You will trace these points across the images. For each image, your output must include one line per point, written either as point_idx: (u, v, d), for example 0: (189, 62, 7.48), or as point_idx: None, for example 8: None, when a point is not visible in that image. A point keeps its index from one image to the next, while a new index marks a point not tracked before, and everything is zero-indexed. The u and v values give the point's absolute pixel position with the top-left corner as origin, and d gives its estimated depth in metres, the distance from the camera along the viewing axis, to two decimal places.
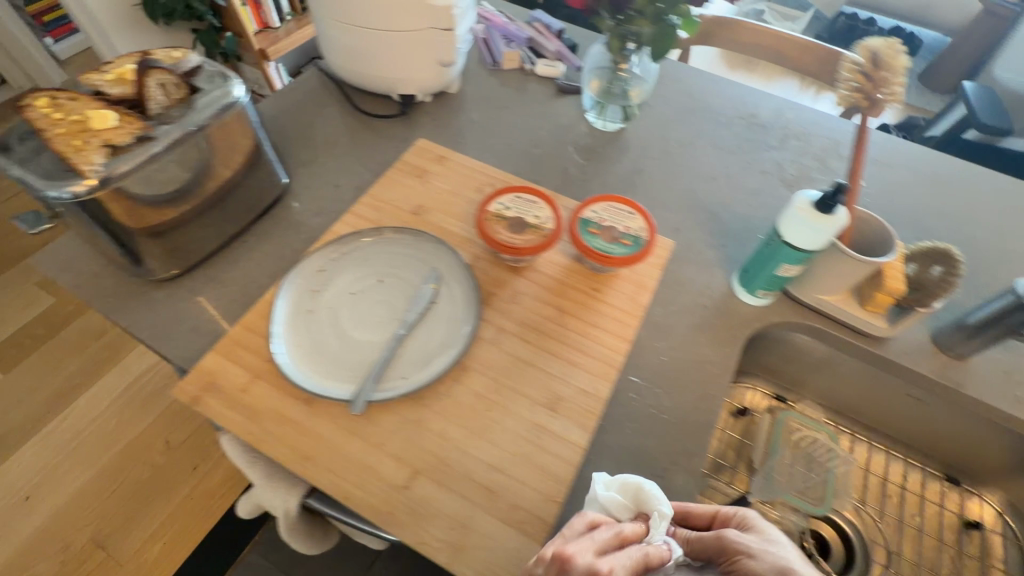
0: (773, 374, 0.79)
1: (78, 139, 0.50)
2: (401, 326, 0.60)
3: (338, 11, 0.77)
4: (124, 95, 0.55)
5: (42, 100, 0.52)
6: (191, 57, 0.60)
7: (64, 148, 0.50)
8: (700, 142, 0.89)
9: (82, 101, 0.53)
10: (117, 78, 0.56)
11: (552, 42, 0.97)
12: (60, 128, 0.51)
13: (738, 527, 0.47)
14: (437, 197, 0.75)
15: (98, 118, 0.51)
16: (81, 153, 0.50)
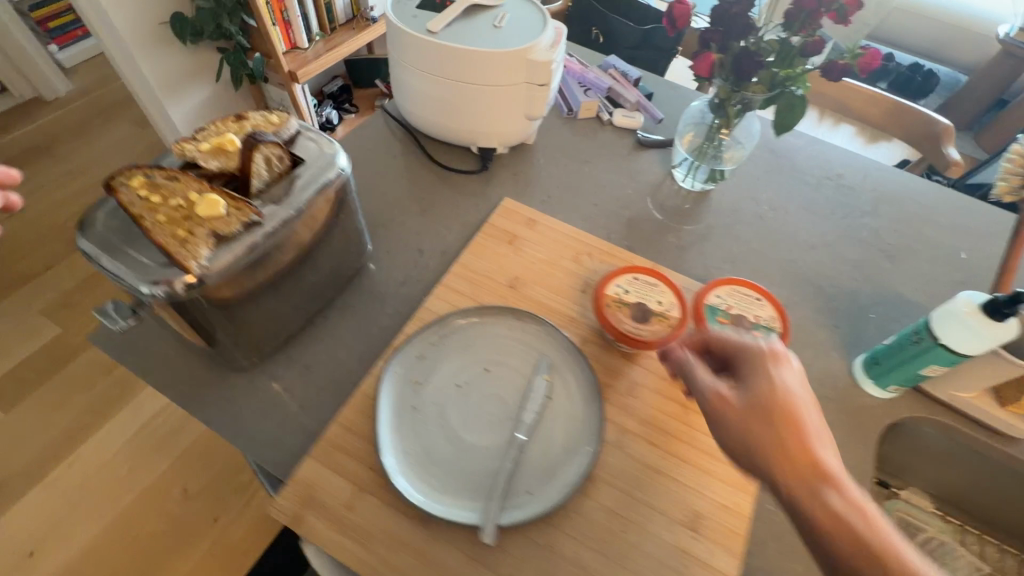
0: (880, 462, 0.74)
1: (181, 228, 0.44)
2: (520, 431, 0.54)
3: (428, 61, 0.71)
4: (225, 170, 0.49)
5: (138, 179, 0.45)
6: (290, 122, 0.54)
7: (166, 238, 0.43)
8: (792, 205, 0.84)
9: (183, 181, 0.46)
10: (215, 148, 0.49)
11: (632, 93, 0.92)
12: (161, 213, 0.44)
13: (762, 368, 0.46)
14: (533, 267, 0.69)
15: (206, 204, 0.45)
16: (186, 245, 0.43)
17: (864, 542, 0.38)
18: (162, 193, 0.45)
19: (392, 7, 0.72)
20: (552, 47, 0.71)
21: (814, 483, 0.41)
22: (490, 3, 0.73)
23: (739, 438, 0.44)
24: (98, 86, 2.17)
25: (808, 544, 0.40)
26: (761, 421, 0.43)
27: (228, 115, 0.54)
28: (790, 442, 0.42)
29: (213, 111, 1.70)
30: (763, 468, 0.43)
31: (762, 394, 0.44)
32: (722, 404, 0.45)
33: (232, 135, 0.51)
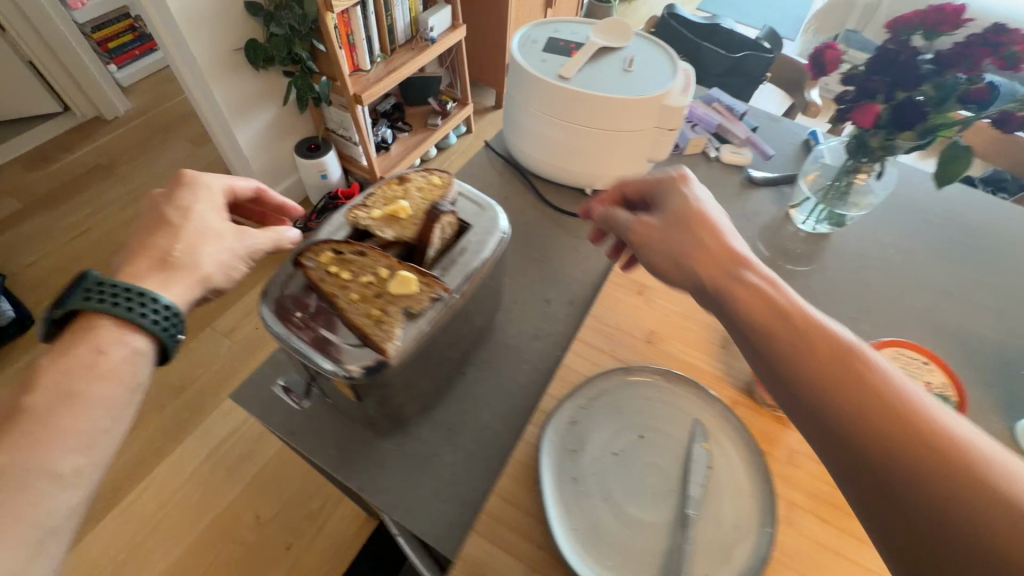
0: None
1: (375, 306, 0.43)
2: (689, 505, 0.51)
3: (556, 107, 0.70)
4: (401, 238, 0.48)
5: (327, 255, 0.45)
6: (451, 183, 0.53)
7: (362, 318, 0.43)
8: (917, 248, 0.80)
9: (370, 255, 0.45)
10: (388, 216, 0.49)
11: (740, 128, 0.90)
12: (355, 291, 0.44)
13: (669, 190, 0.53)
14: (667, 321, 0.67)
15: (399, 280, 0.44)
16: (383, 324, 0.42)
17: (787, 323, 0.39)
18: (353, 270, 0.45)
19: (518, 51, 0.71)
20: (685, 91, 0.69)
21: (723, 274, 0.44)
22: (617, 46, 0.71)
23: (659, 254, 0.50)
24: (155, 104, 2.20)
25: (754, 345, 0.41)
26: (675, 235, 0.49)
27: (390, 177, 0.53)
28: (696, 243, 0.47)
29: (276, 133, 1.71)
30: (690, 282, 0.48)
31: (673, 214, 0.51)
32: (637, 228, 0.53)
33: (402, 201, 0.50)
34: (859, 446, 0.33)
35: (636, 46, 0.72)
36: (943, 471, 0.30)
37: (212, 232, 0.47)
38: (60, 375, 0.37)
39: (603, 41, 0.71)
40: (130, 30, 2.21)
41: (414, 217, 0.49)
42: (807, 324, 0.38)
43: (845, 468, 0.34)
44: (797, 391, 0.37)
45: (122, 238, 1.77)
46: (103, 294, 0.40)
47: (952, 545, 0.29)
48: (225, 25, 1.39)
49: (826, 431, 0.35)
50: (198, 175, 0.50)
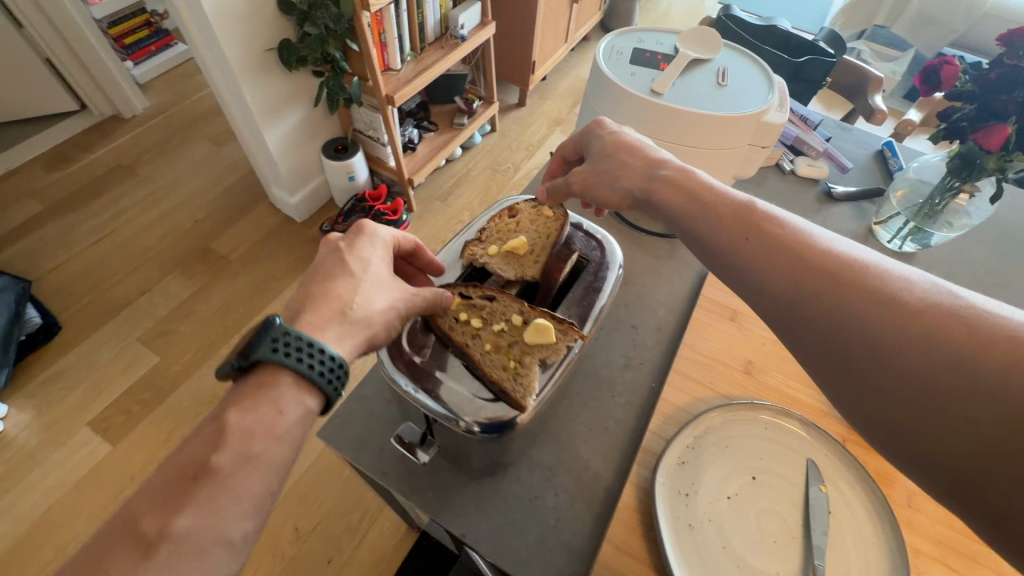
0: None
1: (510, 357, 0.45)
2: (817, 556, 0.48)
3: (644, 124, 0.66)
4: (521, 275, 0.51)
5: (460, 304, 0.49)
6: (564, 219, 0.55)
7: (498, 369, 0.45)
8: (1010, 267, 0.76)
9: (501, 302, 0.48)
10: (507, 253, 0.52)
11: (816, 139, 0.86)
12: (488, 341, 0.47)
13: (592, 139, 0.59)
14: (763, 349, 0.64)
15: (531, 330, 0.45)
16: (520, 375, 0.44)
17: (718, 210, 0.47)
18: (485, 319, 0.48)
19: (604, 64, 0.68)
20: (782, 106, 0.65)
21: (657, 185, 0.52)
22: (707, 59, 0.68)
23: (603, 190, 0.56)
24: (173, 103, 2.15)
25: (684, 229, 0.50)
26: (609, 168, 0.56)
27: (502, 213, 0.57)
28: (626, 168, 0.55)
29: (304, 134, 1.66)
30: (637, 201, 0.55)
31: (601, 155, 0.57)
32: (580, 173, 0.58)
33: (518, 237, 0.53)
34: (783, 293, 0.42)
35: (726, 59, 0.69)
36: (842, 293, 0.38)
37: (382, 287, 0.47)
38: (241, 438, 0.38)
39: (694, 53, 0.68)
40: (145, 26, 2.17)
41: (532, 253, 0.52)
42: (729, 206, 0.47)
43: (778, 317, 0.43)
44: (733, 264, 0.45)
45: (146, 242, 1.74)
46: (280, 347, 0.40)
47: (862, 352, 0.37)
48: (258, 26, 1.34)
49: (758, 292, 0.43)
50: (371, 228, 0.50)
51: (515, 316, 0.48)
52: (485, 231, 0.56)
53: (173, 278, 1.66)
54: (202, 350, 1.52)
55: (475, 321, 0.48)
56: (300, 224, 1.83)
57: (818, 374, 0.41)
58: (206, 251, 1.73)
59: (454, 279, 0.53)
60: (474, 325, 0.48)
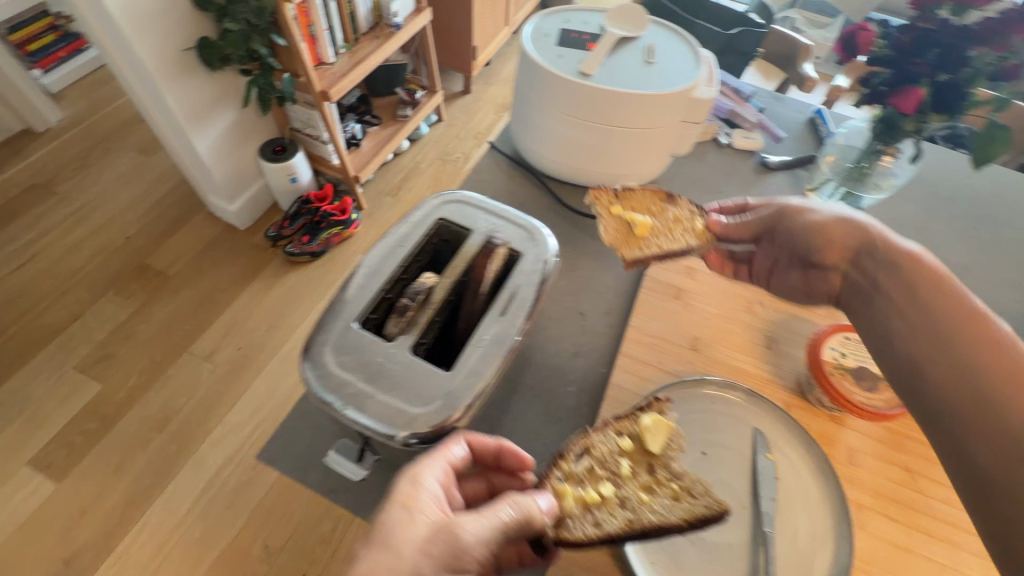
0: None
1: (658, 481, 0.48)
2: (766, 522, 0.50)
3: (577, 107, 0.65)
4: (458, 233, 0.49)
5: (570, 494, 0.47)
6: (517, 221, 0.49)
7: (670, 498, 0.47)
8: (936, 224, 0.80)
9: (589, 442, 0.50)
10: (626, 226, 0.64)
11: (749, 111, 0.88)
12: (638, 489, 0.48)
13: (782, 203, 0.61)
14: (708, 324, 0.64)
15: (651, 441, 0.49)
16: (695, 495, 0.47)
17: (942, 283, 0.47)
18: (612, 480, 0.48)
19: (530, 46, 0.66)
20: (709, 81, 0.66)
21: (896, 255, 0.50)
22: (634, 36, 0.67)
23: (826, 232, 0.55)
24: (92, 112, 2.00)
25: (882, 281, 0.51)
26: (854, 216, 0.55)
27: (661, 201, 0.68)
28: (868, 227, 0.53)
29: (237, 137, 1.57)
30: (858, 255, 0.53)
31: (840, 211, 0.56)
32: (810, 212, 0.57)
33: (641, 218, 0.64)
34: (963, 355, 0.43)
35: (653, 35, 0.69)
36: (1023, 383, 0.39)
37: (428, 506, 0.43)
38: None
39: (620, 32, 0.67)
40: (50, 31, 2.01)
41: (648, 236, 0.64)
42: (955, 292, 0.46)
43: (941, 375, 0.44)
44: (915, 318, 0.47)
45: (78, 263, 1.63)
46: None
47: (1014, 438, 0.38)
48: (172, 24, 1.25)
49: (941, 347, 0.44)
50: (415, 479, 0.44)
51: (622, 445, 0.50)
52: (628, 199, 0.68)
53: (108, 299, 1.56)
54: (147, 373, 1.44)
55: (610, 489, 0.47)
56: (244, 232, 1.75)
57: (942, 437, 0.43)
58: (143, 268, 1.64)
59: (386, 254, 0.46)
60: (610, 495, 0.47)
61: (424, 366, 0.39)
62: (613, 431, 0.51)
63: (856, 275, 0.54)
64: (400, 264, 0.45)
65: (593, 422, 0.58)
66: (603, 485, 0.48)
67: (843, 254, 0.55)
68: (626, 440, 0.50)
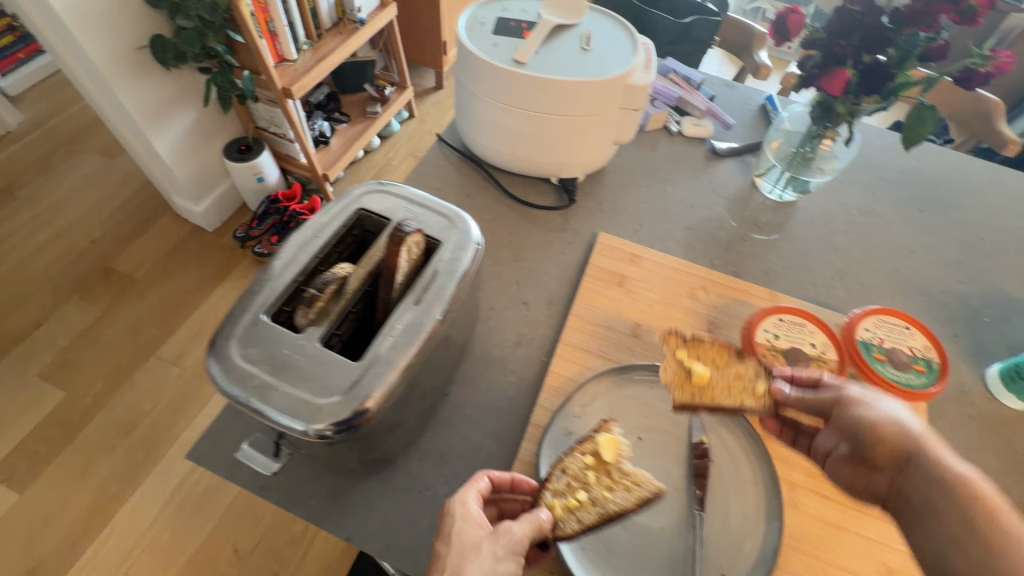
0: None
1: (615, 482, 0.49)
2: (698, 504, 0.50)
3: (513, 95, 0.65)
4: (383, 215, 0.48)
5: (552, 503, 0.47)
6: (437, 206, 0.48)
7: (627, 495, 0.48)
8: (881, 207, 0.80)
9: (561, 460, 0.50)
10: (683, 368, 0.52)
11: (699, 99, 0.88)
12: (603, 490, 0.48)
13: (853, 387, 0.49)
14: (651, 310, 0.64)
15: (603, 447, 0.50)
16: (641, 484, 0.49)
17: (993, 518, 0.36)
18: (580, 486, 0.48)
19: (465, 35, 0.66)
20: (647, 67, 0.65)
21: (950, 479, 0.39)
22: (571, 23, 0.67)
23: (871, 430, 0.44)
24: (53, 114, 1.96)
25: (917, 498, 0.41)
26: (915, 422, 0.44)
27: (727, 345, 0.54)
28: (935, 447, 0.42)
29: (199, 137, 1.55)
30: (908, 464, 0.42)
31: (902, 414, 0.45)
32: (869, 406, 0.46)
33: (699, 366, 0.52)
34: None
35: (591, 22, 0.68)
36: None
37: (473, 540, 0.42)
38: None
39: (557, 19, 0.67)
40: (8, 31, 1.99)
41: (702, 386, 0.51)
42: (1015, 533, 0.35)
43: None
44: (948, 543, 0.37)
45: (39, 268, 1.59)
46: None
47: None
48: (123, 22, 1.22)
49: None
50: (455, 505, 0.44)
51: (587, 459, 0.50)
52: (696, 346, 0.54)
53: (72, 305, 1.53)
54: (112, 378, 1.41)
55: (582, 494, 0.48)
56: (211, 233, 1.72)
57: None
58: (108, 272, 1.61)
59: (303, 238, 0.45)
60: (581, 497, 0.48)
61: (331, 356, 0.39)
62: (576, 452, 0.51)
63: (905, 486, 0.42)
64: (317, 255, 0.45)
65: (532, 410, 0.58)
66: (575, 493, 0.48)
67: (893, 459, 0.43)
68: (588, 453, 0.51)
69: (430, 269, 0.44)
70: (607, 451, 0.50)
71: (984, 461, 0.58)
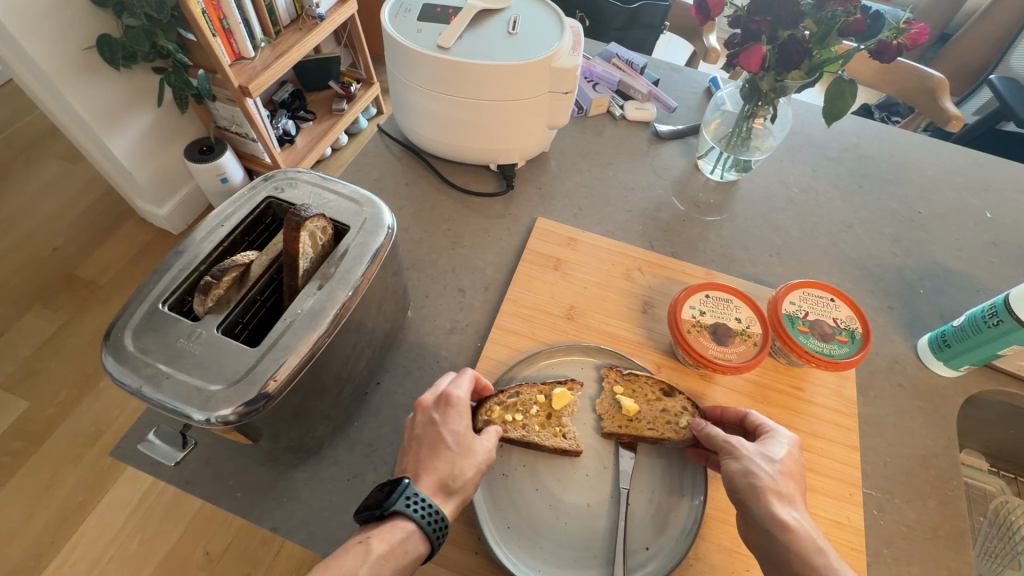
0: (986, 441, 0.75)
1: (553, 426, 0.52)
2: (622, 481, 0.50)
3: (440, 81, 0.65)
4: (296, 201, 0.48)
5: (497, 411, 0.51)
6: (350, 191, 0.49)
7: (551, 436, 0.52)
8: (822, 184, 0.81)
9: (524, 389, 0.53)
10: (614, 406, 0.54)
11: (642, 82, 0.88)
12: (535, 423, 0.52)
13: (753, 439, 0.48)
14: (584, 293, 0.65)
15: (557, 396, 0.53)
16: (567, 435, 0.52)
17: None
18: (522, 410, 0.52)
19: (390, 23, 0.65)
20: (574, 49, 0.65)
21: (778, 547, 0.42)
22: (498, 7, 0.67)
23: (732, 485, 0.45)
24: (12, 121, 1.92)
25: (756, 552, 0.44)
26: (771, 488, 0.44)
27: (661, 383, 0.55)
28: (772, 499, 0.44)
29: (158, 139, 1.53)
30: (752, 523, 0.44)
31: (760, 469, 0.45)
32: (736, 453, 0.46)
33: (628, 401, 0.54)
34: None
35: (519, 7, 0.69)
36: None
37: (478, 439, 0.46)
38: None
39: (483, 4, 0.66)
40: None
41: (628, 421, 0.53)
42: None
43: None
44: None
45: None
46: (416, 505, 0.41)
47: None
48: (68, 21, 1.20)
49: None
50: (455, 403, 0.46)
51: (539, 397, 0.53)
52: (632, 381, 0.55)
53: (35, 313, 1.51)
54: (78, 386, 1.39)
55: (520, 420, 0.51)
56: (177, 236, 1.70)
57: None
58: (71, 279, 1.58)
59: (212, 224, 0.45)
60: (517, 418, 0.52)
61: (227, 343, 0.39)
62: (534, 388, 0.54)
63: (748, 531, 0.45)
64: (223, 242, 0.45)
65: None
66: (515, 412, 0.52)
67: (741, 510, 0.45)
68: (543, 393, 0.54)
69: (341, 248, 0.45)
70: (561, 395, 0.53)
71: (913, 428, 0.59)
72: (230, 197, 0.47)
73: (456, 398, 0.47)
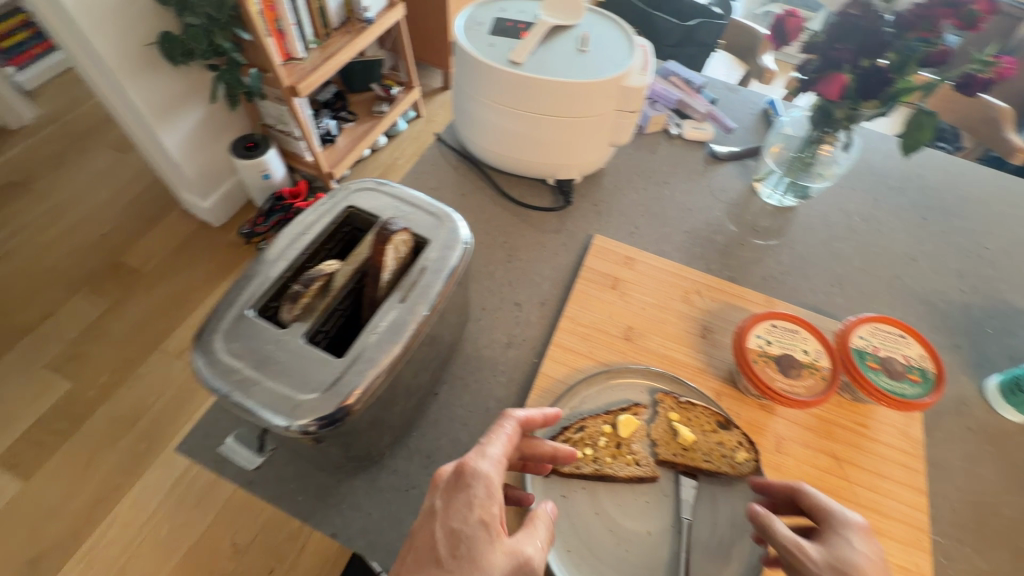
0: None
1: (623, 454, 0.52)
2: (684, 510, 0.49)
3: (508, 95, 0.65)
4: (374, 212, 0.49)
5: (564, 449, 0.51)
6: (425, 204, 0.49)
7: (624, 465, 0.51)
8: (884, 214, 0.79)
9: (589, 420, 0.53)
10: (670, 433, 0.53)
11: (699, 102, 0.88)
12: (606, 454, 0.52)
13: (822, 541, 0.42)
14: (642, 314, 0.64)
15: (623, 423, 0.53)
16: (641, 462, 0.52)
17: None
18: (590, 443, 0.52)
19: (462, 36, 0.66)
20: (644, 70, 0.65)
21: None
22: (568, 24, 0.67)
23: None
24: (69, 109, 2.00)
25: None
26: None
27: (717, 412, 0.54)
28: None
29: (207, 134, 1.57)
30: None
31: None
32: (800, 567, 0.41)
33: (686, 430, 0.53)
34: None
35: (589, 24, 0.69)
36: None
37: (493, 546, 0.38)
38: None
39: (555, 21, 0.67)
40: (25, 28, 2.03)
41: (686, 450, 0.52)
42: None
43: None
44: None
45: (50, 262, 1.62)
46: None
47: None
48: (132, 18, 1.24)
49: None
50: (469, 492, 0.39)
51: (605, 427, 0.53)
52: (687, 410, 0.55)
53: (81, 297, 1.55)
54: (119, 370, 1.43)
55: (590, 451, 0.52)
56: (217, 229, 1.73)
57: None
58: (116, 266, 1.63)
59: (294, 231, 0.46)
60: (588, 453, 0.52)
61: (313, 353, 0.39)
62: (599, 418, 0.54)
63: None
64: (305, 251, 0.46)
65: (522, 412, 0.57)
66: (585, 447, 0.52)
67: None
68: (608, 422, 0.54)
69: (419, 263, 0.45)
70: (627, 422, 0.53)
71: (982, 474, 0.57)
72: (309, 206, 0.48)
73: (468, 480, 0.40)
